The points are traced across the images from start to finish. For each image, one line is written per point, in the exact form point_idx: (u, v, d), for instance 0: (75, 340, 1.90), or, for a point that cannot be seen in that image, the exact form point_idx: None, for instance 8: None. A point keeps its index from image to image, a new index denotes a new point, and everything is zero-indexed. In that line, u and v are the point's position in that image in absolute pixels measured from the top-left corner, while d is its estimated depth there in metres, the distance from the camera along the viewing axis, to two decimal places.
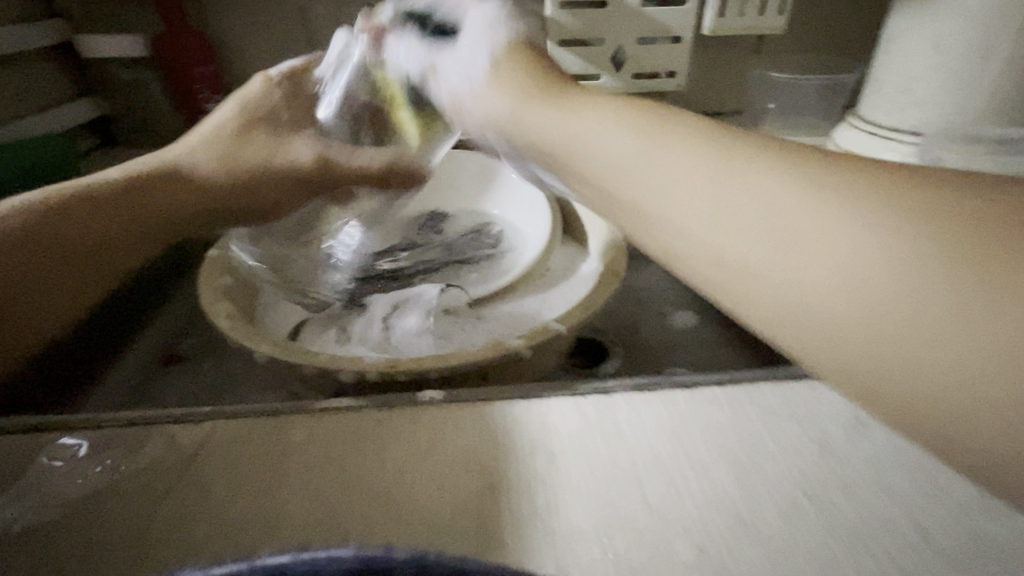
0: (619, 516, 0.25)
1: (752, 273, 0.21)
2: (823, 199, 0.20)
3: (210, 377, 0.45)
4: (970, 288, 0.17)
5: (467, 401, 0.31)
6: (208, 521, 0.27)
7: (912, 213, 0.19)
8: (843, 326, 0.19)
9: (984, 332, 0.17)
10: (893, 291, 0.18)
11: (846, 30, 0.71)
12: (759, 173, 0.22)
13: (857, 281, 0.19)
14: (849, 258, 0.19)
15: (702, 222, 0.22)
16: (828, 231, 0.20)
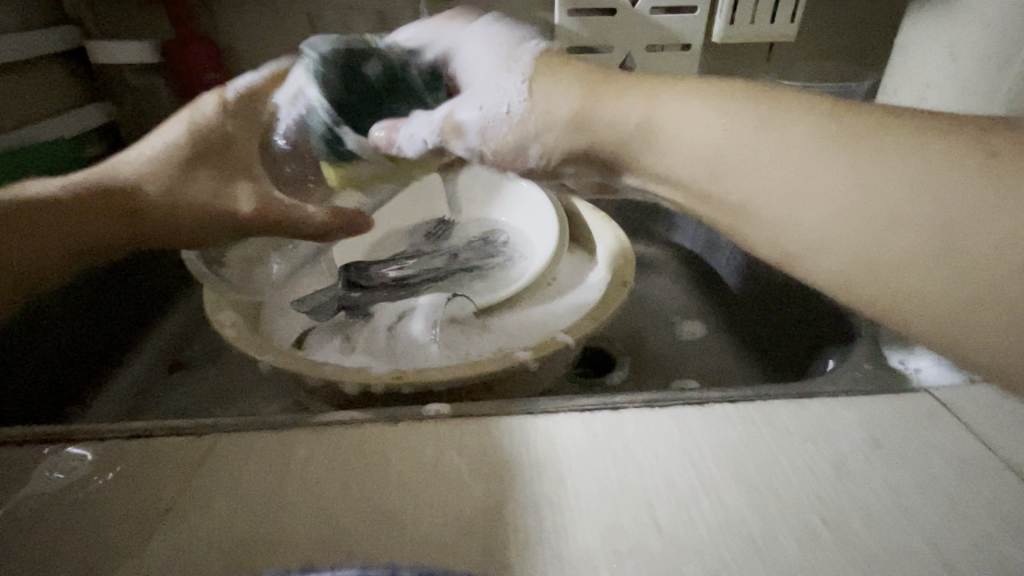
0: (628, 540, 0.25)
1: (823, 229, 0.23)
2: (883, 157, 0.22)
3: (213, 386, 0.44)
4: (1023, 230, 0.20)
5: (473, 416, 0.31)
6: (207, 539, 0.26)
7: (968, 156, 0.21)
8: (914, 266, 0.21)
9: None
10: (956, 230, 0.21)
11: (859, 38, 0.70)
12: (819, 137, 0.23)
13: (916, 228, 0.21)
14: (915, 206, 0.21)
15: (772, 185, 0.24)
16: (892, 185, 0.22)
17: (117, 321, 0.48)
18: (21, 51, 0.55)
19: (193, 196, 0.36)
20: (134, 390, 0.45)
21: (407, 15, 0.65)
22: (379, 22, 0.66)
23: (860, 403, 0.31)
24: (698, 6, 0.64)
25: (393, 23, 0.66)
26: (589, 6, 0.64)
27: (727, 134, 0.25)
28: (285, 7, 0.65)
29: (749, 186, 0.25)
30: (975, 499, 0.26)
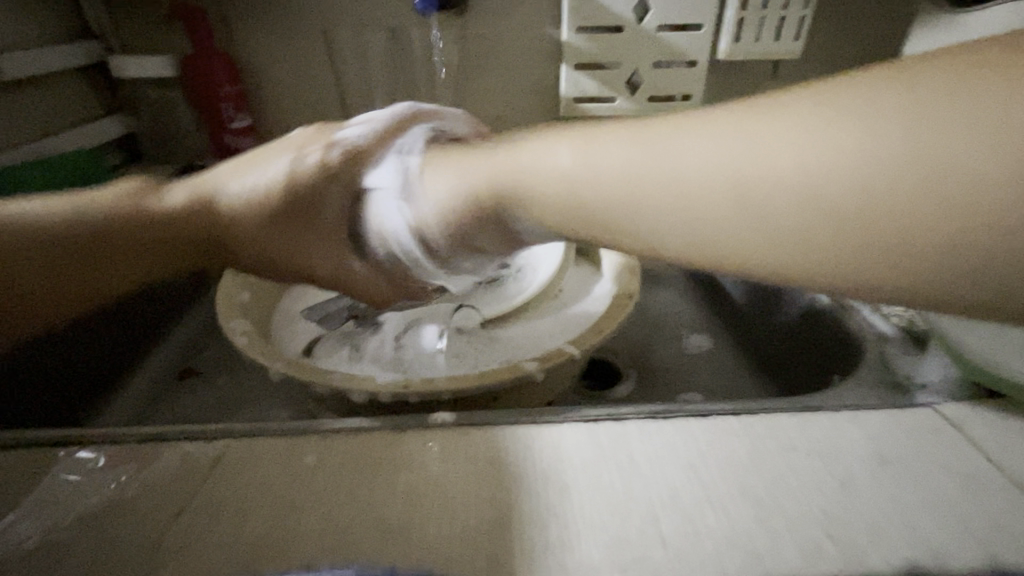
0: (633, 552, 0.25)
1: (742, 226, 0.20)
2: (787, 131, 0.19)
3: (222, 392, 0.45)
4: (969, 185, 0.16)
5: (480, 425, 0.31)
6: (216, 541, 0.26)
7: (874, 117, 0.18)
8: (849, 246, 0.18)
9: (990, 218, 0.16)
10: (882, 197, 0.18)
11: (864, 58, 0.71)
12: (713, 126, 0.21)
13: (859, 209, 0.18)
14: (833, 183, 0.18)
15: (672, 192, 0.21)
16: (800, 160, 0.19)
17: (133, 327, 0.49)
18: (47, 64, 0.57)
19: (286, 258, 0.37)
20: (147, 395, 0.46)
21: (419, 32, 0.67)
22: (391, 38, 0.67)
23: (864, 418, 0.31)
24: (704, 23, 0.65)
25: (406, 40, 0.68)
26: (596, 23, 0.65)
27: (618, 150, 0.23)
28: (300, 24, 0.66)
29: (650, 196, 0.22)
30: (982, 517, 0.26)
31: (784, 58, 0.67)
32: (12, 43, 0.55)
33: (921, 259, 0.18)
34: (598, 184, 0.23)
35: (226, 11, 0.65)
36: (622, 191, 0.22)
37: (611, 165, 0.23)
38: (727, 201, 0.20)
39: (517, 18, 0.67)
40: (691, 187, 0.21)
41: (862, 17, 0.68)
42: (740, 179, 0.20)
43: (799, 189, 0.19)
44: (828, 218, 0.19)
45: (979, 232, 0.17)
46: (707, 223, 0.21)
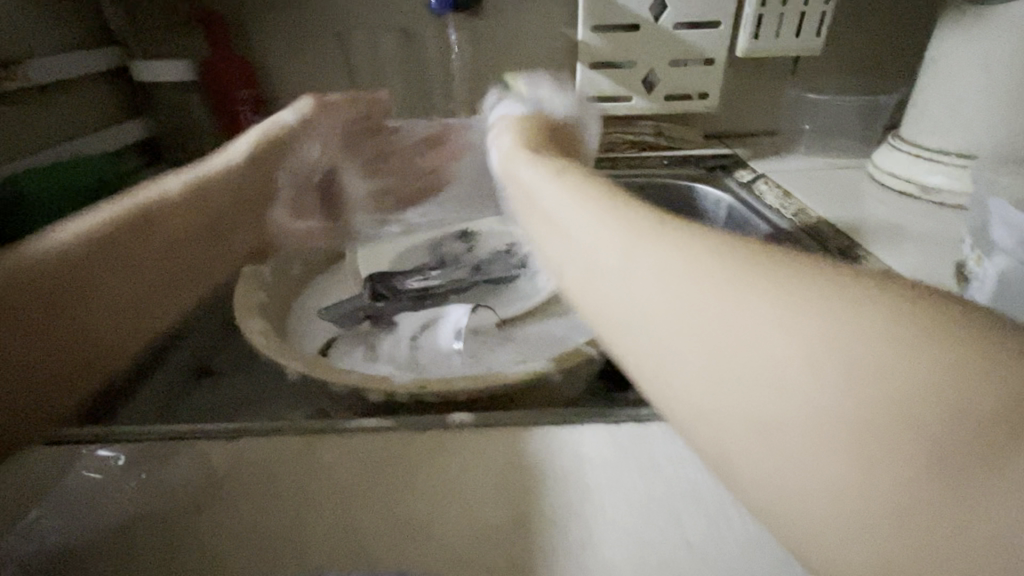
0: (657, 555, 0.24)
1: (769, 449, 0.18)
2: (864, 368, 0.17)
3: (241, 392, 0.45)
4: (908, 414, 0.16)
5: (498, 424, 0.31)
6: (238, 541, 0.26)
7: (869, 304, 0.18)
8: (750, 413, 0.19)
9: (902, 449, 0.16)
10: (913, 448, 0.16)
11: (886, 53, 0.69)
12: (753, 281, 0.20)
13: (779, 381, 0.18)
14: (892, 438, 0.16)
15: (717, 381, 0.19)
16: (869, 400, 0.17)
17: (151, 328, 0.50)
18: (69, 69, 0.58)
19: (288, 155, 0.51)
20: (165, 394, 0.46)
21: (433, 33, 0.67)
22: (407, 41, 0.68)
23: None
24: (722, 22, 0.64)
25: (420, 42, 0.68)
26: (612, 23, 0.64)
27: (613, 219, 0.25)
28: (317, 28, 0.67)
29: (697, 380, 0.20)
30: None
31: (802, 54, 0.66)
32: (35, 49, 0.56)
33: (829, 463, 0.17)
34: (643, 310, 0.22)
35: (245, 15, 0.66)
36: (668, 357, 0.21)
37: (671, 325, 0.21)
38: (775, 416, 0.18)
39: (532, 19, 0.67)
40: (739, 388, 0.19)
41: (885, 12, 0.67)
42: (786, 382, 0.18)
43: (861, 434, 0.17)
44: (876, 484, 0.16)
45: (895, 467, 0.16)
46: (724, 407, 0.19)
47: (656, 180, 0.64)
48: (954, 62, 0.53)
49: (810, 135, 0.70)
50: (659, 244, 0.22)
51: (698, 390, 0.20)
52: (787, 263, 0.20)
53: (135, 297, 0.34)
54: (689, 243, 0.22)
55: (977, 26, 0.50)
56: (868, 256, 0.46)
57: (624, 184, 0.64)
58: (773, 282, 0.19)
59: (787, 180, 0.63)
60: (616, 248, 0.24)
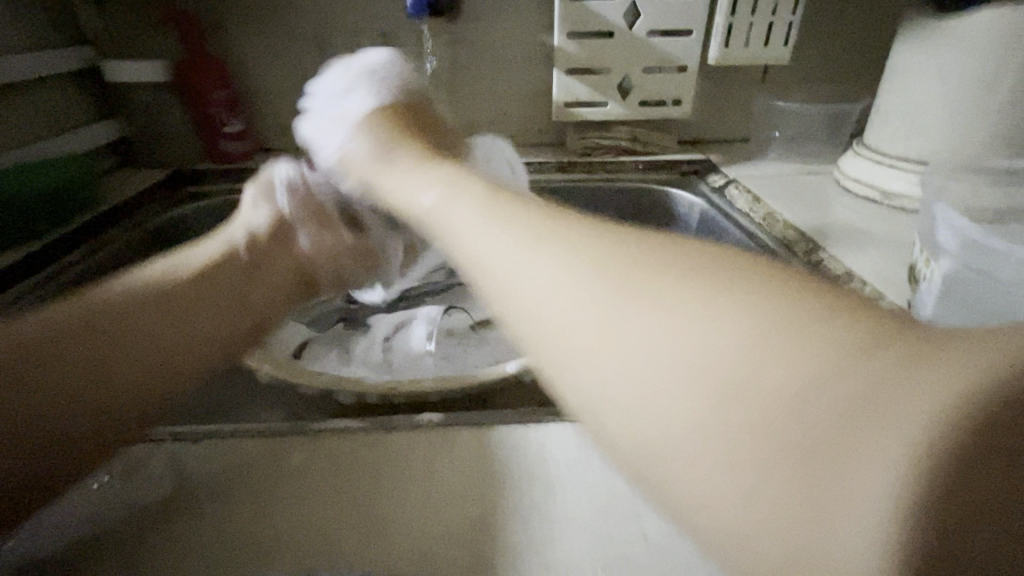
0: (617, 549, 0.25)
1: (671, 430, 0.19)
2: (750, 346, 0.19)
3: (211, 395, 0.44)
4: (773, 366, 0.18)
5: (465, 424, 0.31)
6: (202, 545, 0.26)
7: (736, 286, 0.21)
8: (643, 380, 0.20)
9: (769, 399, 0.18)
10: (778, 397, 0.18)
11: (851, 62, 0.72)
12: (639, 274, 0.22)
13: (666, 350, 0.20)
14: (771, 415, 0.18)
15: (630, 368, 0.21)
16: (756, 381, 0.18)
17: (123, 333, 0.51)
18: (37, 69, 0.57)
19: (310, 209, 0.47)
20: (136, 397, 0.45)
21: (410, 37, 0.68)
22: (385, 44, 0.68)
23: None
24: (694, 29, 0.66)
25: (397, 46, 0.68)
26: (587, 29, 0.66)
27: (511, 229, 0.28)
28: (293, 30, 0.67)
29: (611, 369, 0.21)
30: None
31: (771, 63, 0.68)
32: (1, 47, 0.55)
33: (710, 420, 0.19)
34: (552, 301, 0.24)
35: (220, 16, 0.66)
36: (586, 351, 0.22)
37: (588, 319, 0.22)
38: (676, 398, 0.19)
39: (509, 25, 0.68)
40: (645, 375, 0.20)
41: (850, 22, 0.69)
42: (671, 349, 0.20)
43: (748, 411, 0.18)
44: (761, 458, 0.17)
45: (763, 417, 0.18)
46: (620, 378, 0.21)
47: (629, 185, 0.65)
48: (914, 71, 0.55)
49: (780, 141, 0.72)
50: (585, 250, 0.24)
51: (610, 379, 0.21)
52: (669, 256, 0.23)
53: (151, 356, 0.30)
54: (615, 249, 0.24)
55: (934, 37, 0.52)
56: (831, 259, 0.48)
57: (599, 188, 0.66)
58: (683, 281, 0.22)
59: (757, 185, 0.65)
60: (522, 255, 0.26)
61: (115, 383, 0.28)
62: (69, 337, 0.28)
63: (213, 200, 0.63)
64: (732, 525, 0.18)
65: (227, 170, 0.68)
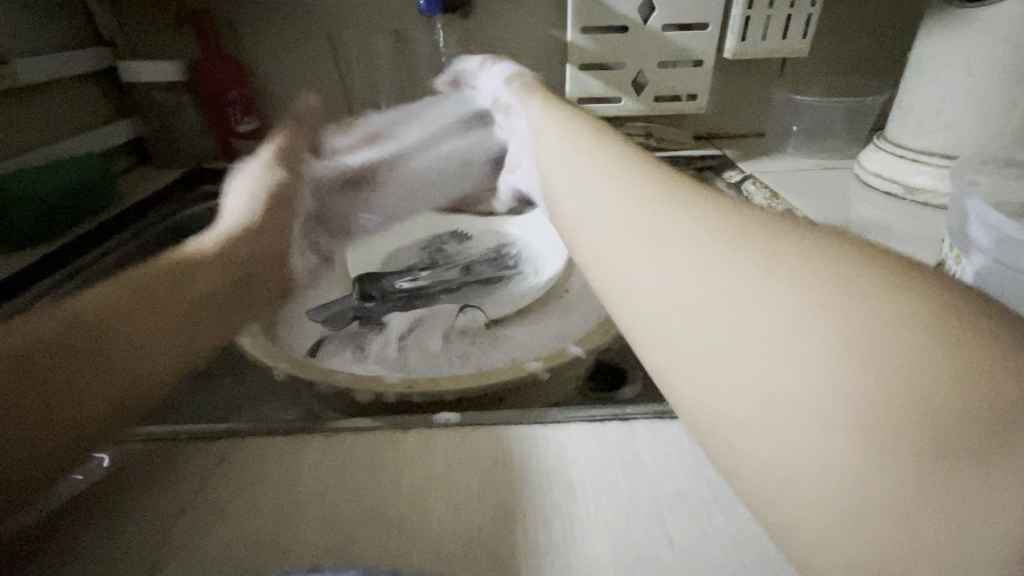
0: (639, 552, 0.25)
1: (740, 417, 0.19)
2: (840, 342, 0.17)
3: (228, 395, 0.43)
4: (873, 347, 0.17)
5: (482, 423, 0.31)
6: (222, 542, 0.26)
7: (840, 258, 0.19)
8: (722, 354, 0.20)
9: (862, 379, 0.17)
10: (878, 382, 0.16)
11: (871, 55, 0.70)
12: (738, 241, 0.21)
13: (753, 319, 0.19)
14: (877, 414, 0.16)
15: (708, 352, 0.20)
16: (852, 360, 0.17)
17: None
18: (56, 69, 0.58)
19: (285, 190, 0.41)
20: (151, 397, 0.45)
21: (423, 34, 0.68)
22: (398, 42, 0.68)
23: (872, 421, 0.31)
24: (710, 23, 0.65)
25: (410, 43, 0.68)
26: (601, 24, 0.65)
27: (600, 194, 0.28)
28: (307, 30, 0.67)
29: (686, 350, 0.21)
30: None
31: (789, 56, 0.66)
32: (23, 49, 0.56)
33: (793, 398, 0.18)
34: (635, 265, 0.24)
35: (234, 15, 0.66)
36: (665, 328, 0.22)
37: (671, 299, 0.22)
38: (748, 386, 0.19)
39: (522, 21, 0.67)
40: (721, 360, 0.20)
41: (870, 14, 0.68)
42: (754, 320, 0.19)
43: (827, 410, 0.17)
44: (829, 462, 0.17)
45: (860, 400, 0.17)
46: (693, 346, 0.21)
47: None
48: (938, 63, 0.53)
49: (798, 136, 0.71)
50: (680, 226, 0.23)
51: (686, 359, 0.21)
52: (767, 225, 0.22)
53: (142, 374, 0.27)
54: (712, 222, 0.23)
55: (959, 27, 0.51)
56: None
57: None
58: (779, 261, 0.20)
59: (775, 181, 0.64)
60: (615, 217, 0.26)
61: (73, 433, 0.24)
62: (29, 377, 0.24)
63: None
64: (793, 519, 0.18)
65: None
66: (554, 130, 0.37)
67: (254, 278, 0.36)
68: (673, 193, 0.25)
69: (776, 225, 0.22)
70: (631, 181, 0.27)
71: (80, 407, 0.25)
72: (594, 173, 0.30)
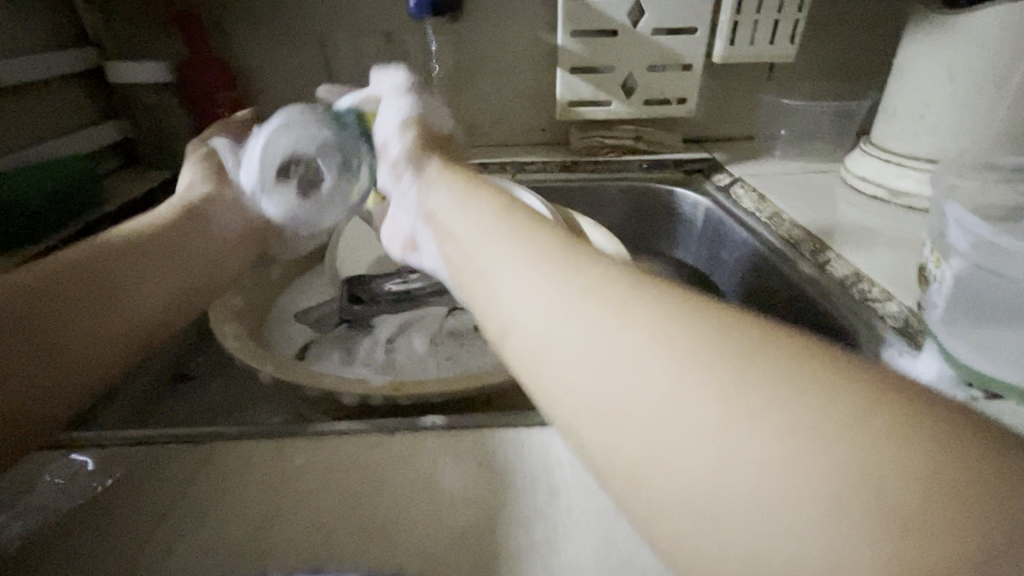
0: (622, 555, 0.25)
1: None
2: (875, 534, 0.16)
3: (215, 398, 0.43)
4: (861, 493, 0.17)
5: (467, 426, 0.31)
6: (205, 545, 0.26)
7: (807, 383, 0.19)
8: (709, 500, 0.18)
9: (859, 531, 0.16)
10: (871, 530, 0.16)
11: (857, 60, 0.71)
12: (702, 358, 0.20)
13: (738, 461, 0.18)
14: (879, 574, 0.16)
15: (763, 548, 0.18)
16: (843, 509, 0.17)
17: None
18: (42, 69, 0.57)
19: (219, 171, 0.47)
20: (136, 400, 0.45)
21: (414, 37, 0.68)
22: (388, 44, 0.68)
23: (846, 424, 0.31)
24: (699, 27, 0.65)
25: (401, 46, 0.68)
26: (592, 28, 0.65)
27: (529, 272, 0.26)
28: (297, 31, 0.67)
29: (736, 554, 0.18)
30: None
31: (776, 60, 0.67)
32: (7, 49, 0.55)
33: (793, 559, 0.17)
34: (591, 378, 0.22)
35: (223, 16, 0.66)
36: (699, 513, 0.19)
37: (703, 477, 0.19)
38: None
39: (512, 24, 0.67)
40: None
41: (857, 19, 0.68)
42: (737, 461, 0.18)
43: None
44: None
45: (856, 555, 0.16)
46: (679, 488, 0.19)
47: (633, 185, 0.65)
48: (923, 67, 0.54)
49: (786, 140, 0.72)
50: (633, 330, 0.22)
51: (720, 566, 0.18)
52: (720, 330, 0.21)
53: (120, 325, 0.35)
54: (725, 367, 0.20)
55: (943, 32, 0.52)
56: (838, 260, 0.47)
57: (602, 189, 0.65)
58: (811, 445, 0.18)
59: (762, 184, 0.64)
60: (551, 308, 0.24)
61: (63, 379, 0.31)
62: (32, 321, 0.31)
63: None
64: None
65: None
66: (453, 208, 0.35)
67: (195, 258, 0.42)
68: (610, 283, 0.24)
69: (728, 327, 0.21)
70: (593, 290, 0.24)
71: (75, 349, 0.32)
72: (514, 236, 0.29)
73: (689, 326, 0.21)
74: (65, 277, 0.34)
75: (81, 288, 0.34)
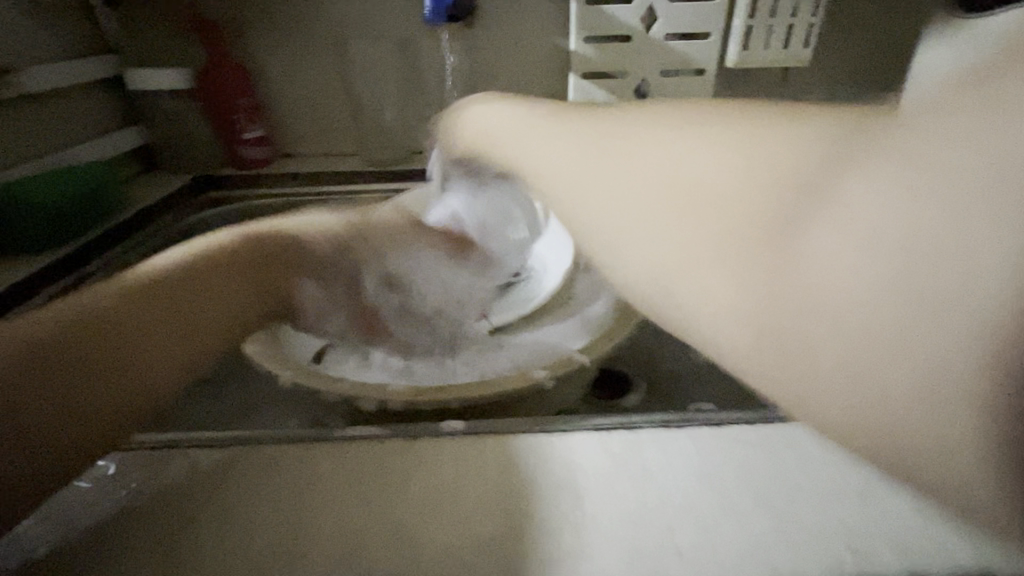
0: (649, 564, 0.25)
1: (743, 327, 0.24)
2: (775, 214, 0.22)
3: (234, 400, 0.43)
4: (760, 188, 0.23)
5: (489, 431, 0.31)
6: (230, 551, 0.26)
7: (717, 135, 0.26)
8: (679, 243, 0.26)
9: (760, 215, 0.23)
10: (762, 204, 0.23)
11: (873, 64, 0.71)
12: (643, 145, 0.28)
13: (685, 203, 0.25)
14: (772, 242, 0.22)
15: (712, 275, 0.24)
16: (751, 199, 0.23)
17: None
18: (63, 77, 0.58)
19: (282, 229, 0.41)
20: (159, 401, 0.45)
21: (428, 42, 0.68)
22: (403, 51, 0.69)
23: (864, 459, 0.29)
24: (713, 33, 0.65)
25: (415, 52, 0.69)
26: (606, 34, 0.65)
27: (544, 150, 0.34)
28: (313, 36, 0.68)
29: (687, 293, 0.25)
30: None
31: (791, 65, 0.67)
32: (28, 58, 0.56)
33: (728, 261, 0.24)
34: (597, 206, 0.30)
35: (241, 23, 0.67)
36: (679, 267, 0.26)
37: (682, 239, 0.25)
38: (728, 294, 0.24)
39: (526, 29, 0.68)
40: (734, 283, 0.24)
41: (873, 24, 0.68)
42: (685, 197, 0.26)
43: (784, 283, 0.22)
44: (831, 325, 0.20)
45: (758, 234, 0.23)
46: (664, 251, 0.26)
47: None
48: None
49: None
50: (612, 150, 0.30)
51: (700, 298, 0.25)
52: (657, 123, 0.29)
53: (135, 385, 0.31)
54: (652, 155, 0.28)
55: None
56: None
57: None
58: (722, 166, 0.25)
59: None
60: (559, 166, 0.32)
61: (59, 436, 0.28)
62: (32, 379, 0.28)
63: (229, 207, 0.65)
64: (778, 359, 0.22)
65: (249, 176, 0.69)
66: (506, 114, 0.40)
67: (219, 306, 0.36)
68: (592, 130, 0.32)
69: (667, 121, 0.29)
70: (591, 135, 0.32)
71: (90, 402, 0.29)
72: (536, 123, 0.37)
73: (637, 134, 0.29)
74: (67, 338, 0.30)
75: (92, 353, 0.30)
